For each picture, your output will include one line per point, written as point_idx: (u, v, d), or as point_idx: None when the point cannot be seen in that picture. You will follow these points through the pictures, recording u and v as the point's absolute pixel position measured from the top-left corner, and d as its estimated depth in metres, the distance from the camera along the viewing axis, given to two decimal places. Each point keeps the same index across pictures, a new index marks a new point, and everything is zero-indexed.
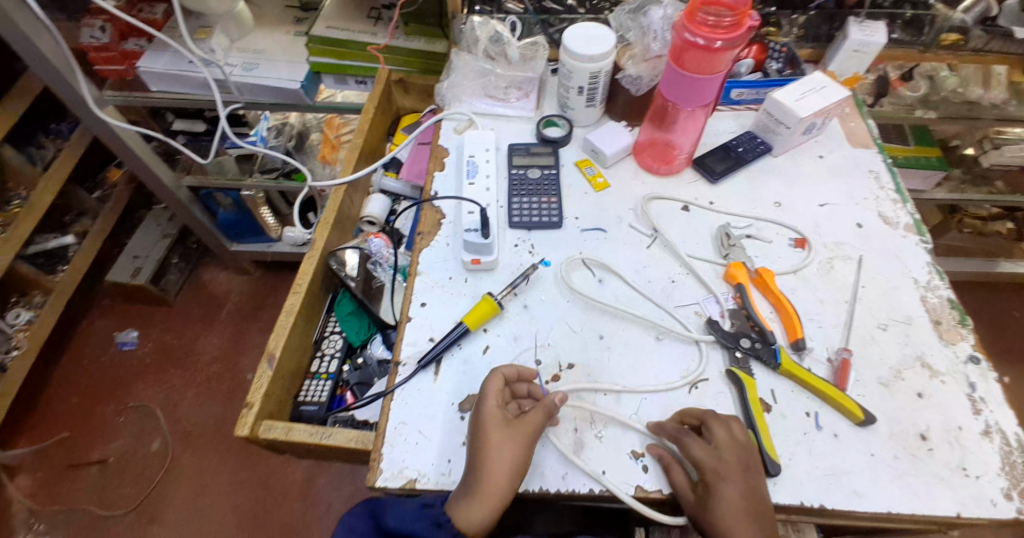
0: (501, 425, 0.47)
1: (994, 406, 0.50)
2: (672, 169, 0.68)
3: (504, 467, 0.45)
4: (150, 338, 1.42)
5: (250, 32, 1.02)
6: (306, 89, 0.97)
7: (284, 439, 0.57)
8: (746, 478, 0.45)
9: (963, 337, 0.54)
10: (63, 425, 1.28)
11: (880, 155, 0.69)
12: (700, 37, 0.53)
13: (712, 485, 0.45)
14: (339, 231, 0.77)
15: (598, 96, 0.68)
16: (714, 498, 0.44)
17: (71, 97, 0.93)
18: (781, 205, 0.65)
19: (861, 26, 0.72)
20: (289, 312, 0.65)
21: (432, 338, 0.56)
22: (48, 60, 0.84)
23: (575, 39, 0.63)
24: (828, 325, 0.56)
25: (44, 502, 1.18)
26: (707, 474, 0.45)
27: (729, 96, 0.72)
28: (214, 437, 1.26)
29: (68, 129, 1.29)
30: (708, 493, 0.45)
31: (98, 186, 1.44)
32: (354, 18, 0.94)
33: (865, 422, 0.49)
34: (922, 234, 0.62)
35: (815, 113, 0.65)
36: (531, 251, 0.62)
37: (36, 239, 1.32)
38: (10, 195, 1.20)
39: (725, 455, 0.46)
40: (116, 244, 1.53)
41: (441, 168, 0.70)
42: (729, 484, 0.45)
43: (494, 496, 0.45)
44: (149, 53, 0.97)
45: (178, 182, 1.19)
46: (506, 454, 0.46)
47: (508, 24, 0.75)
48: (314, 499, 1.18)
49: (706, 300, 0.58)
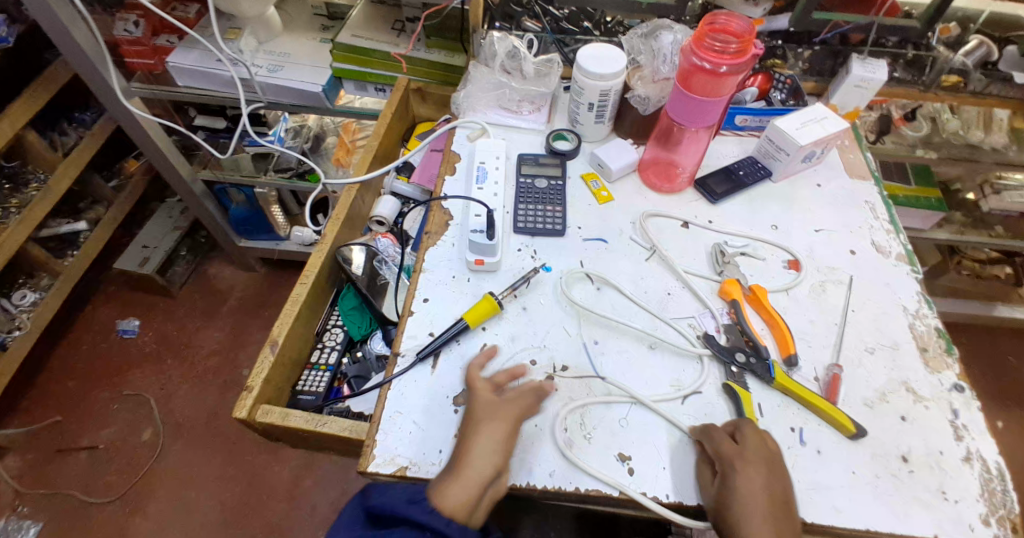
0: (485, 404, 0.50)
1: (976, 434, 0.52)
2: (674, 187, 0.70)
3: (483, 448, 0.47)
4: (152, 327, 1.43)
5: (277, 36, 1.06)
6: (327, 93, 1.01)
7: (280, 424, 0.58)
8: (769, 476, 0.46)
9: (948, 365, 0.56)
10: (57, 408, 1.28)
11: (876, 187, 0.71)
12: (706, 62, 0.56)
13: (728, 476, 0.46)
14: (348, 228, 0.79)
15: (607, 114, 0.71)
16: (731, 490, 0.46)
17: (101, 86, 0.97)
18: (777, 228, 0.67)
19: (864, 64, 0.75)
20: (295, 302, 0.67)
21: (432, 333, 0.58)
22: (82, 48, 0.88)
23: (589, 58, 0.66)
24: (817, 346, 0.57)
25: (30, 485, 1.17)
26: (725, 465, 0.47)
27: (733, 122, 0.75)
28: (206, 429, 1.26)
29: (92, 118, 1.32)
30: (725, 484, 0.46)
31: (115, 176, 1.48)
32: (379, 29, 0.98)
33: (854, 436, 0.51)
34: (913, 264, 0.64)
35: (815, 143, 0.68)
36: (533, 256, 0.64)
37: (49, 223, 1.35)
38: (28, 177, 1.22)
39: (747, 452, 0.47)
40: (126, 234, 1.56)
41: (452, 173, 0.73)
42: (745, 477, 0.46)
43: (471, 475, 0.46)
44: (179, 50, 1.00)
45: (194, 175, 1.22)
46: (487, 434, 0.48)
47: (525, 41, 0.79)
48: (300, 499, 1.18)
49: (701, 315, 0.59)
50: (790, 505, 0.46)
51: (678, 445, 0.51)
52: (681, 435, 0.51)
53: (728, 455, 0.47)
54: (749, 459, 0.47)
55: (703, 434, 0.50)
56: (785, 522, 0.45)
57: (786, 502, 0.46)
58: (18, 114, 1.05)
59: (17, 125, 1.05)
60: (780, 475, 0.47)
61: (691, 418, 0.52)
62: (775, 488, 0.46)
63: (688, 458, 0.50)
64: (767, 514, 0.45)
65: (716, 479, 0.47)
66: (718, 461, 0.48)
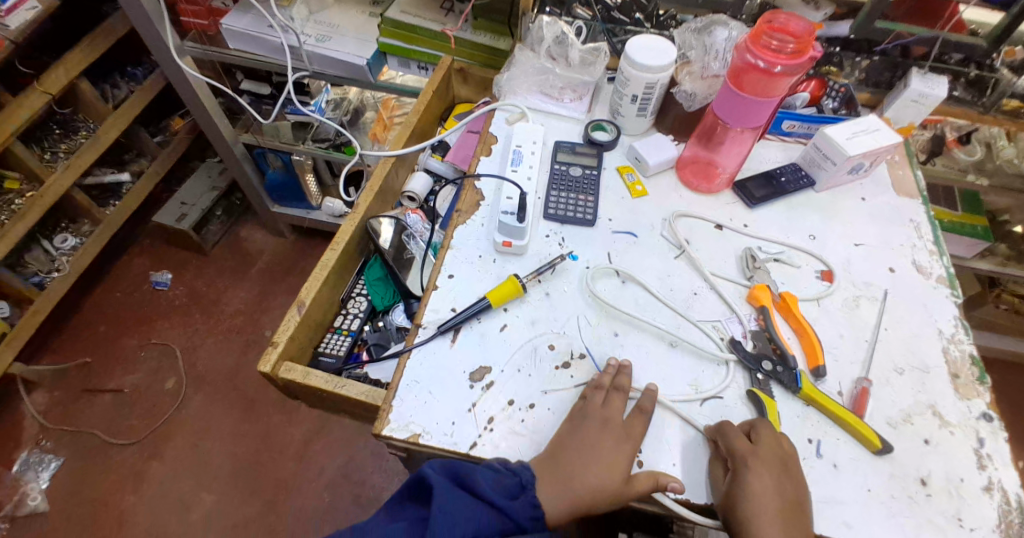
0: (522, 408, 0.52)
1: (999, 464, 0.50)
2: (711, 188, 0.69)
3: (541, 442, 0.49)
4: (183, 282, 1.48)
5: (327, 7, 1.07)
6: (371, 66, 1.02)
7: (300, 382, 0.60)
8: (780, 478, 0.46)
9: (978, 394, 0.54)
10: (87, 351, 1.34)
11: (923, 206, 0.69)
12: (762, 61, 0.55)
13: (741, 474, 0.46)
14: (381, 201, 0.80)
15: (650, 108, 0.70)
16: (742, 487, 0.45)
17: (156, 41, 0.99)
18: (814, 238, 0.65)
19: (923, 78, 0.72)
20: (324, 267, 0.69)
21: (454, 309, 0.59)
22: (140, 3, 0.91)
23: (639, 49, 0.65)
24: (844, 361, 0.56)
25: (57, 420, 1.23)
26: (738, 463, 0.46)
27: (780, 127, 0.73)
28: (225, 385, 1.31)
29: (143, 74, 1.37)
30: (738, 481, 0.46)
31: (160, 132, 1.52)
32: (427, 7, 0.98)
33: (881, 451, 0.50)
34: (954, 287, 0.62)
35: (864, 155, 0.65)
36: (561, 243, 0.64)
37: (95, 172, 1.41)
38: (79, 125, 1.27)
39: (761, 451, 0.47)
40: (166, 190, 1.61)
41: (487, 154, 0.73)
42: (757, 476, 0.45)
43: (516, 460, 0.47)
44: (233, 13, 1.03)
45: (236, 138, 1.24)
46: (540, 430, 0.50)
47: (575, 28, 0.78)
48: (309, 461, 1.21)
49: (728, 319, 0.58)
50: (802, 509, 0.45)
51: (688, 442, 0.51)
52: (695, 433, 0.51)
53: (741, 452, 0.47)
54: (761, 457, 0.46)
55: (717, 433, 0.50)
56: (795, 525, 0.44)
57: (799, 506, 0.45)
58: (74, 63, 1.09)
59: (72, 74, 1.10)
60: (794, 477, 0.47)
61: (705, 418, 0.52)
62: (788, 493, 0.46)
63: (700, 455, 0.50)
64: (779, 515, 0.44)
65: (727, 476, 0.47)
66: (731, 459, 0.47)
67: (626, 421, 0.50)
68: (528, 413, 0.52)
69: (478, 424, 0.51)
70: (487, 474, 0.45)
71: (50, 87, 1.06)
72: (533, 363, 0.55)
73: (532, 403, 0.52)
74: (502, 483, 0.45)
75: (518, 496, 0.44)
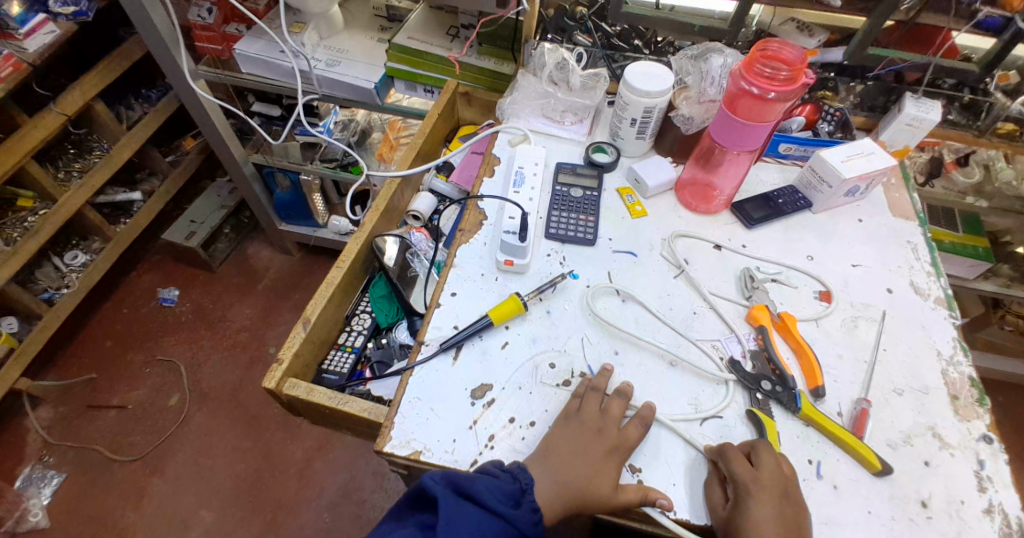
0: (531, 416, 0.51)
1: (1000, 487, 0.50)
2: (709, 208, 0.70)
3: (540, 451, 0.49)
4: (190, 298, 1.50)
5: (337, 32, 1.11)
6: (378, 90, 1.05)
7: (304, 398, 0.60)
8: (781, 506, 0.46)
9: (978, 415, 0.54)
10: (93, 366, 1.36)
11: (920, 228, 0.70)
12: (755, 87, 0.56)
13: (743, 501, 0.45)
14: (386, 219, 0.82)
15: (649, 131, 0.72)
16: (743, 514, 0.45)
17: (170, 64, 1.03)
18: (813, 259, 0.66)
19: (917, 102, 0.74)
20: (330, 284, 0.70)
21: (456, 326, 0.60)
22: (157, 29, 0.95)
23: (635, 75, 0.67)
24: (844, 382, 0.56)
25: (59, 436, 1.24)
26: (738, 490, 0.46)
27: (777, 149, 0.75)
28: (228, 401, 1.31)
29: (158, 95, 1.41)
30: (738, 509, 0.46)
31: (172, 152, 1.56)
32: (434, 33, 1.02)
33: (883, 473, 0.50)
34: (952, 308, 0.62)
35: (860, 177, 0.67)
36: (562, 263, 0.65)
37: (108, 190, 1.44)
38: (93, 145, 1.32)
39: (763, 480, 0.47)
40: (176, 207, 1.64)
41: (490, 175, 0.75)
42: (760, 507, 0.45)
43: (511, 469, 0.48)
44: (247, 38, 1.06)
45: (246, 158, 1.27)
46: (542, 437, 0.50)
47: (574, 54, 0.80)
48: (309, 480, 1.20)
49: (727, 339, 0.59)
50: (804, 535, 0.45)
51: (689, 462, 0.51)
52: (694, 454, 0.51)
53: (742, 480, 0.46)
54: (763, 487, 0.46)
55: (717, 455, 0.50)
56: None
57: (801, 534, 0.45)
58: (91, 85, 1.13)
59: (89, 96, 1.13)
60: (793, 500, 0.47)
61: (706, 439, 0.52)
62: (790, 521, 0.45)
63: (703, 478, 0.50)
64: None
65: (728, 503, 0.47)
66: (732, 485, 0.47)
67: (629, 445, 0.50)
68: (528, 431, 0.52)
69: (479, 442, 0.51)
70: (488, 484, 0.46)
71: (68, 108, 1.10)
72: (533, 380, 0.56)
73: (533, 421, 0.53)
74: (502, 490, 0.46)
75: (520, 503, 0.46)
